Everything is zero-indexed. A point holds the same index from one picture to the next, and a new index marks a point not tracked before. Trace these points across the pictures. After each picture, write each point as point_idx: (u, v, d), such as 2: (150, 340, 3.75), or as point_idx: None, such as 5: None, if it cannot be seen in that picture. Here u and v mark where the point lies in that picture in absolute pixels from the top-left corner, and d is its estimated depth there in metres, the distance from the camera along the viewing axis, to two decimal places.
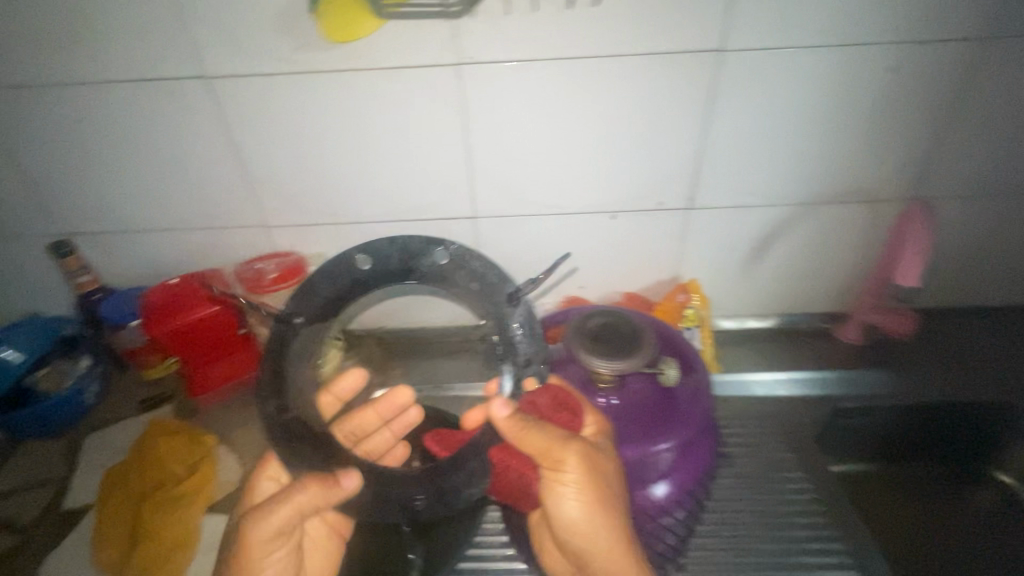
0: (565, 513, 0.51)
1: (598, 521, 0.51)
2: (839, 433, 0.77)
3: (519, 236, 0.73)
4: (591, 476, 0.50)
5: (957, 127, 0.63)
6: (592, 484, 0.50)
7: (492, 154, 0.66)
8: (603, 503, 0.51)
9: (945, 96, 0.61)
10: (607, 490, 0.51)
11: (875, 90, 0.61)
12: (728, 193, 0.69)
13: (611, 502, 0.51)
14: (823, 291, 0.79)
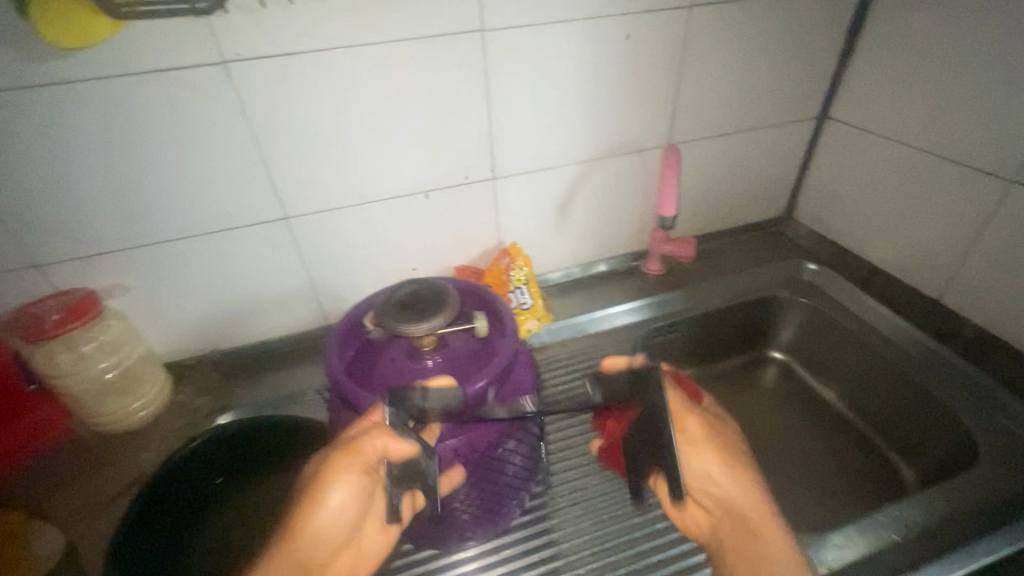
0: (708, 470, 0.48)
1: (717, 470, 0.48)
2: (657, 350, 0.88)
3: (339, 228, 0.73)
4: (712, 431, 0.49)
5: (689, 83, 0.77)
6: (717, 439, 0.49)
7: (289, 152, 0.65)
8: (726, 460, 0.48)
9: (674, 59, 0.74)
10: (726, 449, 0.49)
11: (616, 57, 0.72)
12: (525, 159, 0.76)
13: (731, 456, 0.49)
14: (625, 234, 0.92)
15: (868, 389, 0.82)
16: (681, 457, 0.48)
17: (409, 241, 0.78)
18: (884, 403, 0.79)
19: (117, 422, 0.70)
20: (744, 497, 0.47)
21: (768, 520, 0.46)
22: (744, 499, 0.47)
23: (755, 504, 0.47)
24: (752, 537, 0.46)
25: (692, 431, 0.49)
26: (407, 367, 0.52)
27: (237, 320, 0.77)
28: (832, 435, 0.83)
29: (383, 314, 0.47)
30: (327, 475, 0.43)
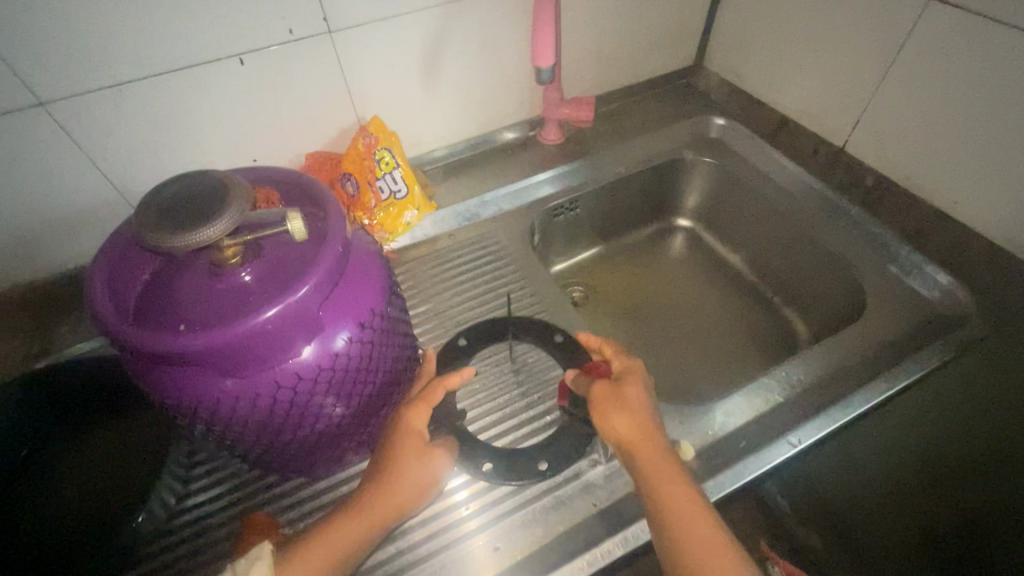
0: (623, 431, 0.45)
1: (635, 430, 0.45)
2: (555, 231, 0.81)
3: (129, 114, 0.56)
4: (643, 392, 0.48)
5: None
6: (641, 400, 0.47)
7: (7, 4, 0.46)
8: (644, 419, 0.46)
9: None
10: (650, 411, 0.47)
11: None
12: (366, 3, 0.59)
13: (653, 420, 0.46)
14: (513, 97, 0.78)
15: (769, 251, 0.79)
16: (597, 416, 0.47)
17: (235, 125, 0.62)
18: (783, 264, 0.77)
19: None
20: (658, 457, 0.44)
21: (687, 484, 0.43)
22: (656, 461, 0.44)
23: (671, 465, 0.44)
24: (665, 499, 0.42)
25: (603, 388, 0.48)
26: (209, 288, 0.41)
27: (28, 246, 0.61)
28: (735, 300, 0.82)
29: (143, 229, 0.35)
30: (412, 460, 0.45)
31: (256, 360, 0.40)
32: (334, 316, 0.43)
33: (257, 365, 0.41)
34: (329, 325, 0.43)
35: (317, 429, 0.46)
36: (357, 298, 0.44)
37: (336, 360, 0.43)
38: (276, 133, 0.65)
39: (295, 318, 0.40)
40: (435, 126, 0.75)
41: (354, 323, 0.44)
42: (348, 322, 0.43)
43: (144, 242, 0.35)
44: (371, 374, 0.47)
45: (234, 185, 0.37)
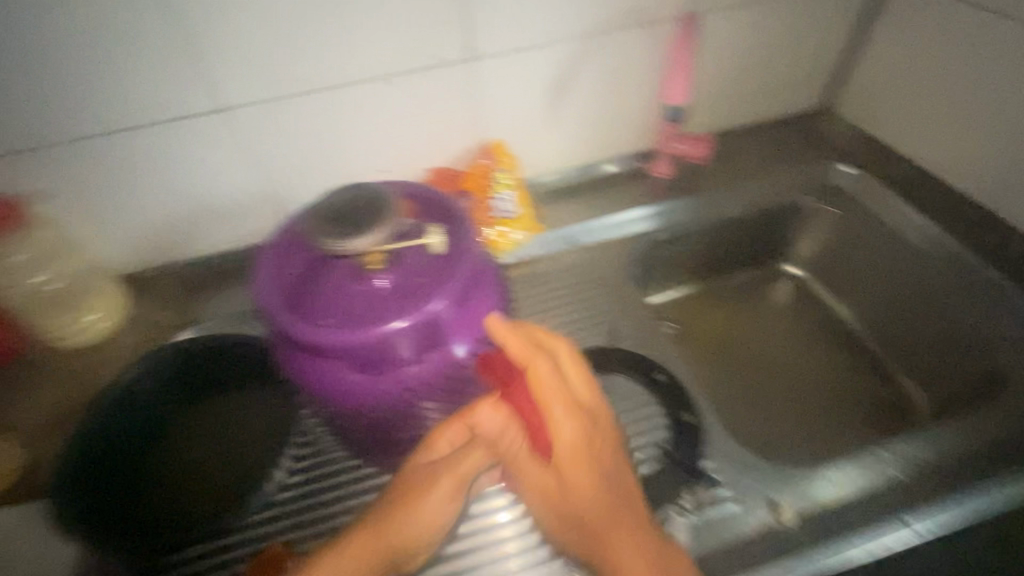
0: (576, 491, 0.45)
1: (583, 495, 0.45)
2: (658, 266, 0.80)
3: (290, 121, 0.63)
4: (595, 443, 0.46)
5: None
6: (589, 461, 0.46)
7: (218, 23, 0.54)
8: (595, 480, 0.45)
9: None
10: (595, 466, 0.46)
11: None
12: (509, 35, 0.63)
13: (600, 480, 0.45)
14: (631, 130, 0.79)
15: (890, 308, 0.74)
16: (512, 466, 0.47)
17: (376, 138, 0.67)
18: (906, 322, 0.72)
19: (74, 337, 0.65)
20: (612, 517, 0.44)
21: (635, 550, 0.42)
22: (615, 525, 0.43)
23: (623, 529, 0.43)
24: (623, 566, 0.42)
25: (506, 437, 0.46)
26: (354, 290, 0.45)
27: (189, 229, 0.69)
28: (848, 360, 0.76)
29: (315, 232, 0.39)
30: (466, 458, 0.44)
31: (390, 359, 0.44)
32: (461, 326, 0.45)
33: (389, 363, 0.44)
34: (455, 335, 0.45)
35: (423, 432, 0.49)
36: (481, 311, 0.47)
37: (453, 370, 0.46)
38: (408, 147, 0.69)
39: (430, 324, 0.43)
40: (552, 152, 0.77)
41: (473, 339, 0.46)
42: (469, 338, 0.46)
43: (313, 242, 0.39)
44: (479, 388, 0.49)
45: (393, 198, 0.41)
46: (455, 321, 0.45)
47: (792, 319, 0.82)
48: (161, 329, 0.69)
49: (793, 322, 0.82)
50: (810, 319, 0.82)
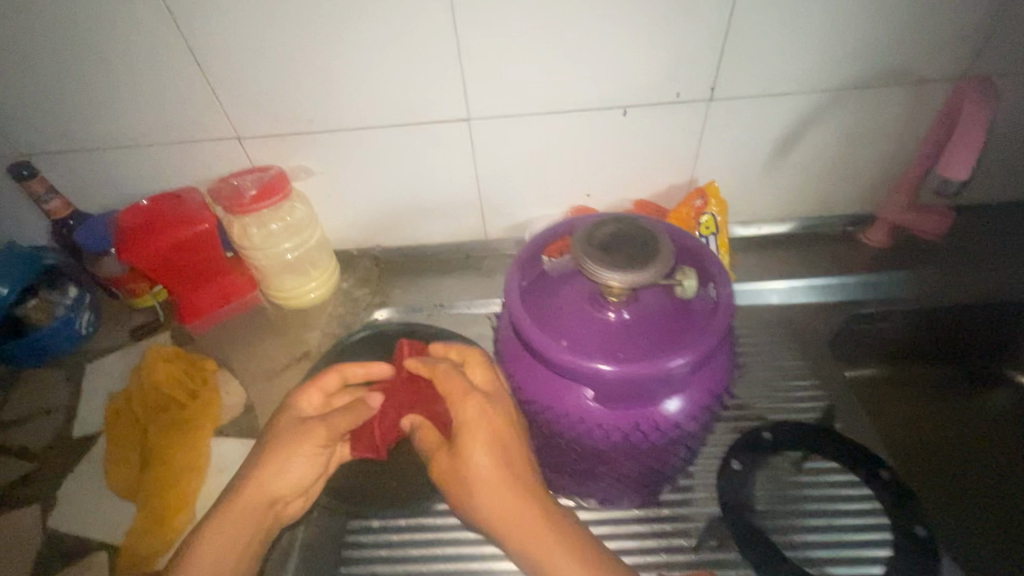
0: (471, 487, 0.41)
1: (493, 493, 0.41)
2: (860, 339, 0.71)
3: (521, 137, 0.65)
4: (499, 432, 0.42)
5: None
6: (499, 460, 0.41)
7: (488, 41, 0.56)
8: (499, 474, 0.41)
9: None
10: (502, 456, 0.42)
11: None
12: (755, 79, 0.60)
13: (496, 468, 0.41)
14: (850, 191, 0.73)
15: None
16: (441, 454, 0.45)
17: (589, 162, 0.68)
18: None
19: (294, 298, 0.71)
20: (535, 515, 0.40)
21: (568, 554, 0.39)
22: (518, 521, 0.40)
23: (543, 518, 0.40)
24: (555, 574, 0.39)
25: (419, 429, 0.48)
26: (588, 314, 0.45)
27: (402, 221, 0.75)
28: None
29: (583, 255, 0.40)
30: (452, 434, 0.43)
31: (624, 398, 0.42)
32: (699, 382, 0.42)
33: (620, 403, 0.42)
34: (691, 389, 0.42)
35: (621, 475, 0.46)
36: (719, 371, 0.43)
37: (641, 439, 0.43)
38: (618, 174, 0.70)
39: (676, 376, 0.40)
40: (759, 199, 0.73)
41: (675, 419, 0.42)
42: (687, 411, 0.43)
43: (573, 254, 0.40)
44: (661, 461, 0.46)
45: (664, 252, 0.39)
46: (696, 377, 0.42)
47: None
48: (363, 303, 0.75)
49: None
50: None
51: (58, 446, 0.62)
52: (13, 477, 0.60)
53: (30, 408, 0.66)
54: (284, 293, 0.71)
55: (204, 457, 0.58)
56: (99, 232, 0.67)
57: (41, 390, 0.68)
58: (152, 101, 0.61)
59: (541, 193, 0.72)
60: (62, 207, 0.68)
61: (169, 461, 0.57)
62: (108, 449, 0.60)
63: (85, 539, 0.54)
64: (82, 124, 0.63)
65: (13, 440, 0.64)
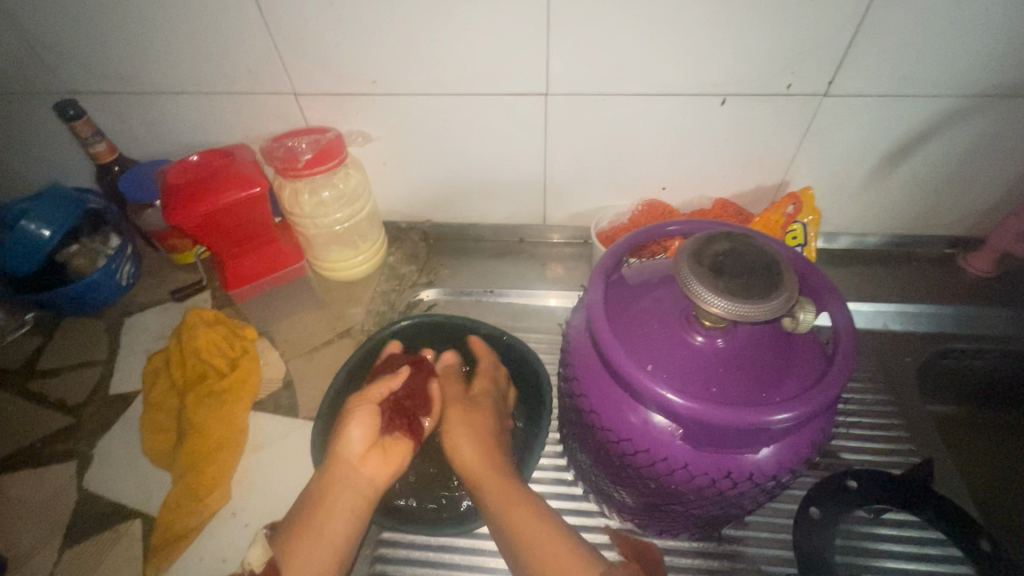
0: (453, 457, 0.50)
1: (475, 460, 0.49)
2: (952, 375, 0.63)
3: (600, 119, 0.59)
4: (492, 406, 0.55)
5: None
6: (475, 424, 0.52)
7: (587, 10, 0.49)
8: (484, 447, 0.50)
9: None
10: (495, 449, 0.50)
11: None
12: (880, 77, 0.53)
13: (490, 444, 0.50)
14: (957, 209, 0.65)
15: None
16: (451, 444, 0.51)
17: (673, 154, 0.62)
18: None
19: (339, 270, 0.68)
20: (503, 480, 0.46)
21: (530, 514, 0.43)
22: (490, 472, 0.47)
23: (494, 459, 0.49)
24: (525, 534, 0.42)
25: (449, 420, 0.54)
26: (679, 333, 0.40)
27: (459, 199, 0.70)
28: None
29: (688, 272, 0.35)
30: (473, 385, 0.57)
31: (717, 445, 0.37)
32: (802, 437, 0.38)
33: (712, 446, 0.37)
34: (792, 443, 0.37)
35: (691, 513, 0.43)
36: (824, 426, 0.38)
37: (727, 488, 0.39)
38: (702, 168, 0.63)
39: (781, 431, 0.36)
40: (852, 208, 0.66)
41: (770, 474, 0.38)
42: (782, 465, 0.38)
43: (676, 271, 0.35)
44: (742, 507, 0.41)
45: (787, 285, 0.34)
46: (800, 433, 0.37)
47: None
48: (409, 280, 0.71)
49: None
50: None
51: (97, 402, 0.61)
52: (51, 430, 0.59)
53: (69, 357, 0.65)
54: (329, 264, 0.68)
55: (240, 431, 0.56)
56: (144, 183, 0.63)
57: (84, 339, 0.67)
58: (209, 46, 0.56)
59: (612, 181, 0.66)
60: (108, 152, 0.64)
61: (207, 434, 0.55)
62: (146, 413, 0.59)
63: (122, 504, 0.54)
64: (133, 65, 0.58)
65: (52, 390, 0.63)
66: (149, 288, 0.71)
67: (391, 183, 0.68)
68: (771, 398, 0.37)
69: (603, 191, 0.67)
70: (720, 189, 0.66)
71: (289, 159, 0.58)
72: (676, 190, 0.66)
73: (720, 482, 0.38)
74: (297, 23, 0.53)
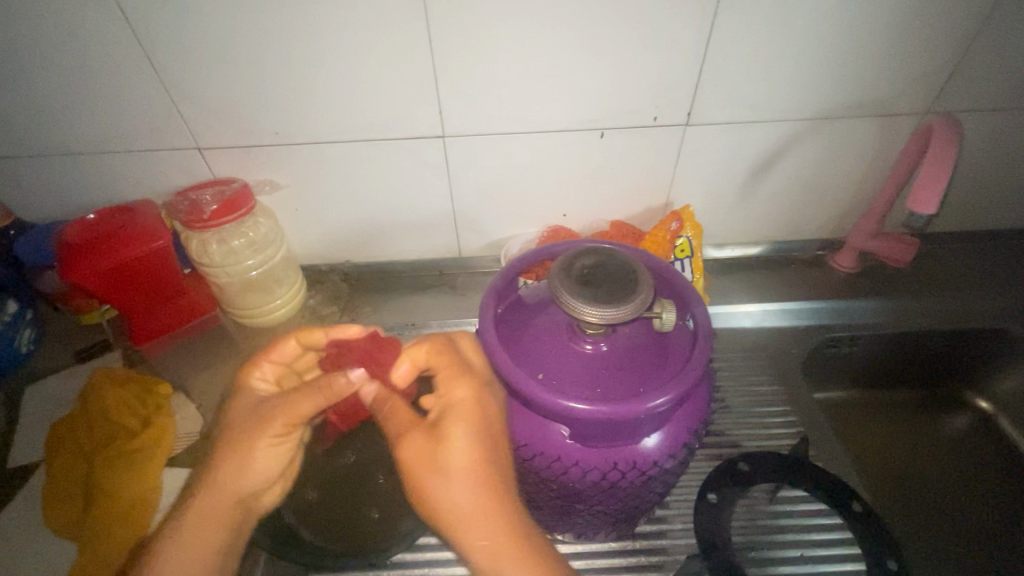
0: (439, 496, 0.41)
1: (462, 502, 0.40)
2: (824, 363, 0.73)
3: (495, 157, 0.64)
4: (483, 416, 0.42)
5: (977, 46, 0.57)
6: (453, 458, 0.41)
7: (469, 60, 0.55)
8: (480, 486, 0.40)
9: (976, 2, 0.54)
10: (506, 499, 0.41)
11: None
12: (728, 107, 0.61)
13: (485, 481, 0.41)
14: (818, 216, 0.74)
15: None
16: (429, 488, 0.41)
17: (567, 184, 0.68)
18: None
19: (257, 317, 0.69)
20: (509, 543, 0.39)
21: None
22: (485, 528, 0.39)
23: (495, 508, 0.40)
24: None
25: (418, 454, 0.42)
26: (565, 343, 0.44)
27: (375, 238, 0.72)
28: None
29: (562, 290, 0.39)
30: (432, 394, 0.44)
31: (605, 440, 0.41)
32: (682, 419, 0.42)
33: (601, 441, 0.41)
34: (672, 427, 0.42)
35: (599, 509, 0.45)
36: (700, 407, 0.43)
37: (620, 479, 0.42)
38: (596, 194, 0.69)
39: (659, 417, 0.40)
40: (732, 222, 0.74)
41: (656, 460, 0.42)
42: (667, 449, 0.42)
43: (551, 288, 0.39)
44: (641, 498, 0.45)
45: (643, 288, 0.39)
46: (679, 417, 0.42)
47: (955, 439, 0.72)
48: (331, 321, 0.72)
49: (959, 444, 0.71)
50: (978, 445, 0.71)
51: None
52: None
53: None
54: (247, 312, 0.69)
55: (153, 490, 0.55)
56: (42, 245, 0.62)
57: None
58: (108, 107, 0.57)
59: (516, 212, 0.71)
60: (4, 215, 0.64)
61: (116, 496, 0.53)
62: (47, 484, 0.56)
63: None
64: (27, 128, 0.58)
65: None
66: (51, 352, 0.68)
67: (306, 228, 0.70)
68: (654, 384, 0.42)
69: (510, 223, 0.72)
70: (616, 212, 0.72)
71: (197, 210, 0.59)
72: (577, 217, 0.72)
73: (613, 473, 0.42)
74: (196, 83, 0.56)
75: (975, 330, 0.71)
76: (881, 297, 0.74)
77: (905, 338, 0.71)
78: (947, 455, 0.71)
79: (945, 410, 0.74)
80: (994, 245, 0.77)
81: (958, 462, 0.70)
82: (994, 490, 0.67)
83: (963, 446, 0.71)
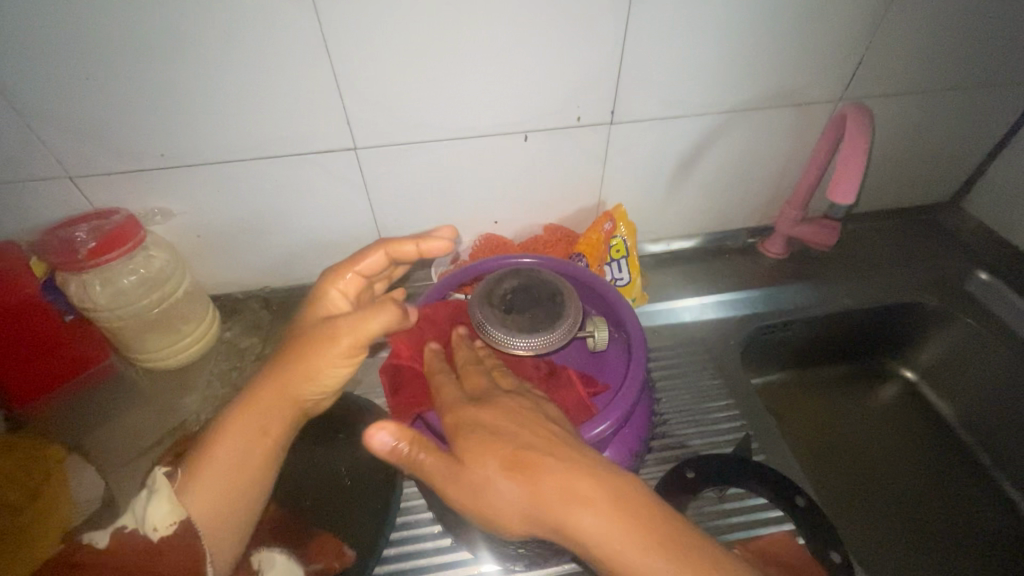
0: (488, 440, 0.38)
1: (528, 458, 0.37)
2: (762, 348, 0.74)
3: (414, 165, 0.60)
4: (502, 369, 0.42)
5: (880, 37, 0.59)
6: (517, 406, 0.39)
7: (374, 65, 0.50)
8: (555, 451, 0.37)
9: None
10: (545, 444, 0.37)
11: None
12: (651, 103, 0.59)
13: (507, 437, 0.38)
14: (747, 206, 0.75)
15: (999, 411, 0.68)
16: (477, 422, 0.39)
17: (495, 190, 0.65)
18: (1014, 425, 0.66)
19: (164, 359, 0.63)
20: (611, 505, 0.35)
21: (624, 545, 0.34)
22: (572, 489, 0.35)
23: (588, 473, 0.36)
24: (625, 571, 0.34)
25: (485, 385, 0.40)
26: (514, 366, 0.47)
27: (293, 260, 0.66)
28: (953, 474, 0.69)
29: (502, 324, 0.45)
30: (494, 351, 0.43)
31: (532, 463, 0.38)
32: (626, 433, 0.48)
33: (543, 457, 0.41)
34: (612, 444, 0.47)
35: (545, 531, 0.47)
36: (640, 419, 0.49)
37: None
38: (526, 198, 0.66)
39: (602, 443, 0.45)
40: (665, 216, 0.74)
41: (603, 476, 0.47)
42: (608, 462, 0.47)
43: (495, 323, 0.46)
44: None
45: (568, 313, 0.47)
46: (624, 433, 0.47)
47: (883, 409, 0.76)
48: (251, 354, 0.67)
49: (886, 414, 0.75)
50: (903, 413, 0.75)
51: None
52: None
53: None
54: (151, 356, 0.62)
55: None
56: None
57: None
58: None
59: (444, 222, 0.67)
60: None
61: None
62: None
63: None
64: None
65: None
66: None
67: (213, 256, 0.63)
68: (595, 406, 0.46)
69: (440, 234, 0.68)
70: (548, 216, 0.69)
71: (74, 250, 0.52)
72: (510, 223, 0.69)
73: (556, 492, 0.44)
74: (55, 103, 0.48)
75: (896, 305, 0.74)
76: (812, 281, 0.75)
77: (836, 318, 0.74)
78: (875, 426, 0.74)
79: (873, 383, 0.77)
80: (906, 222, 0.81)
81: (886, 430, 0.74)
82: (916, 454, 0.71)
83: (891, 416, 0.75)
